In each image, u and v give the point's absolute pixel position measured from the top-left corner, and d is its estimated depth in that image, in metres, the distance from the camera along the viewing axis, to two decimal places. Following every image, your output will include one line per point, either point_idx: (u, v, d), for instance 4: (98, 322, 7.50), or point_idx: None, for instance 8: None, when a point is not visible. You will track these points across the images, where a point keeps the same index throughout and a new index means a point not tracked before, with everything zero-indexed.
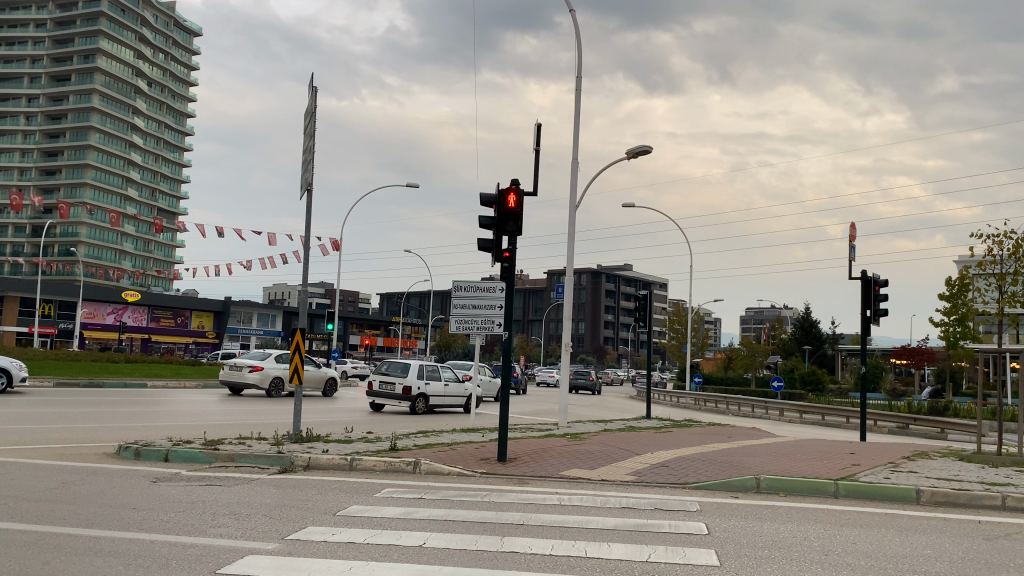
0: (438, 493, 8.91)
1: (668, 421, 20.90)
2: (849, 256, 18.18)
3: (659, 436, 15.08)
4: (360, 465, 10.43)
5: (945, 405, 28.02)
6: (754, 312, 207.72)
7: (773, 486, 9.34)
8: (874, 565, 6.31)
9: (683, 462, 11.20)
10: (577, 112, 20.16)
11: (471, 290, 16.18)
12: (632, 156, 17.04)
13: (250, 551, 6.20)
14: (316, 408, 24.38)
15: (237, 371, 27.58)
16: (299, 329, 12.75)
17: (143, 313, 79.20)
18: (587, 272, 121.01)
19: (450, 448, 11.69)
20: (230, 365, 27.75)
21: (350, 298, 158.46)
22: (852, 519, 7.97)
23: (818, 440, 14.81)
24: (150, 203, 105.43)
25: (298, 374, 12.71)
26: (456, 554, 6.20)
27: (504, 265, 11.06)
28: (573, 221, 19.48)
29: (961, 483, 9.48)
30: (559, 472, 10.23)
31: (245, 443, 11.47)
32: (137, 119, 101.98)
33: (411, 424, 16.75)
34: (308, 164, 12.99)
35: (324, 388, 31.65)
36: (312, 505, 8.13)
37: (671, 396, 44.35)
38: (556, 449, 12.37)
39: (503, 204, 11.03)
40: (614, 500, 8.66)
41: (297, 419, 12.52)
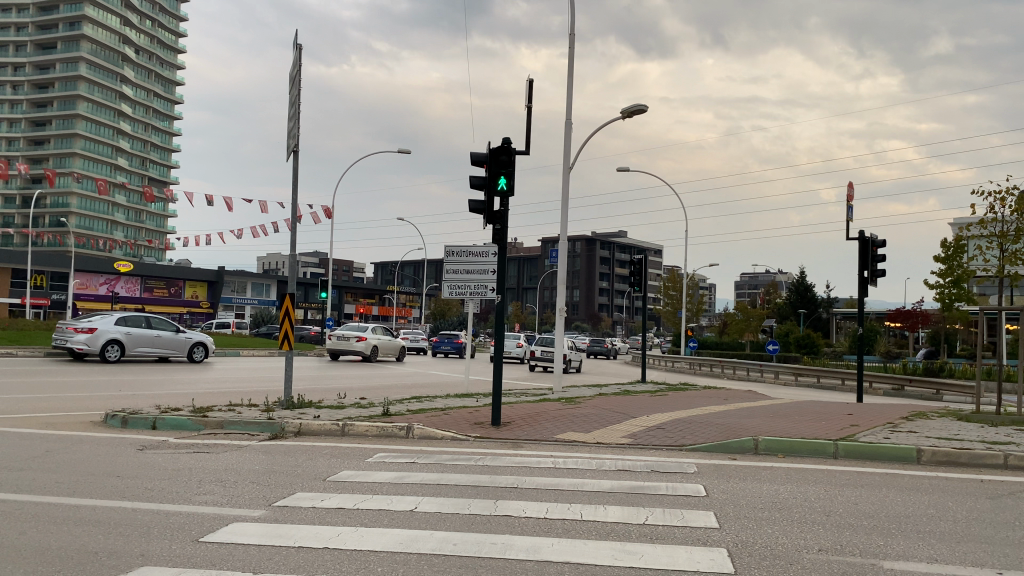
0: (431, 457, 8.75)
1: (664, 385, 20.74)
2: (848, 216, 17.88)
3: (655, 399, 15.04)
4: (353, 431, 10.23)
5: (941, 366, 28.11)
6: (748, 278, 207.29)
7: (771, 447, 9.18)
8: (877, 526, 6.14)
9: (680, 425, 11.03)
10: (570, 73, 19.79)
11: (463, 255, 15.93)
12: (626, 115, 16.66)
13: (236, 518, 6.04)
14: (310, 374, 24.44)
15: (345, 341, 34.13)
16: (289, 295, 12.45)
17: (136, 283, 78.79)
18: (581, 240, 121.08)
19: (444, 412, 11.49)
20: (338, 336, 34.14)
21: (344, 268, 157.96)
22: (853, 480, 7.83)
23: (815, 402, 14.72)
24: (141, 172, 104.52)
25: (288, 340, 12.41)
26: (449, 519, 6.01)
27: (497, 226, 10.78)
28: (568, 182, 19.23)
29: (963, 442, 9.33)
30: (554, 435, 10.06)
31: (235, 410, 11.26)
32: (125, 87, 100.85)
33: (404, 390, 16.63)
34: (293, 125, 12.62)
35: (398, 355, 36.26)
36: (301, 470, 7.98)
37: (666, 361, 44.44)
38: (551, 412, 12.22)
39: (494, 162, 10.73)
40: (609, 462, 8.50)
41: (288, 386, 12.28)
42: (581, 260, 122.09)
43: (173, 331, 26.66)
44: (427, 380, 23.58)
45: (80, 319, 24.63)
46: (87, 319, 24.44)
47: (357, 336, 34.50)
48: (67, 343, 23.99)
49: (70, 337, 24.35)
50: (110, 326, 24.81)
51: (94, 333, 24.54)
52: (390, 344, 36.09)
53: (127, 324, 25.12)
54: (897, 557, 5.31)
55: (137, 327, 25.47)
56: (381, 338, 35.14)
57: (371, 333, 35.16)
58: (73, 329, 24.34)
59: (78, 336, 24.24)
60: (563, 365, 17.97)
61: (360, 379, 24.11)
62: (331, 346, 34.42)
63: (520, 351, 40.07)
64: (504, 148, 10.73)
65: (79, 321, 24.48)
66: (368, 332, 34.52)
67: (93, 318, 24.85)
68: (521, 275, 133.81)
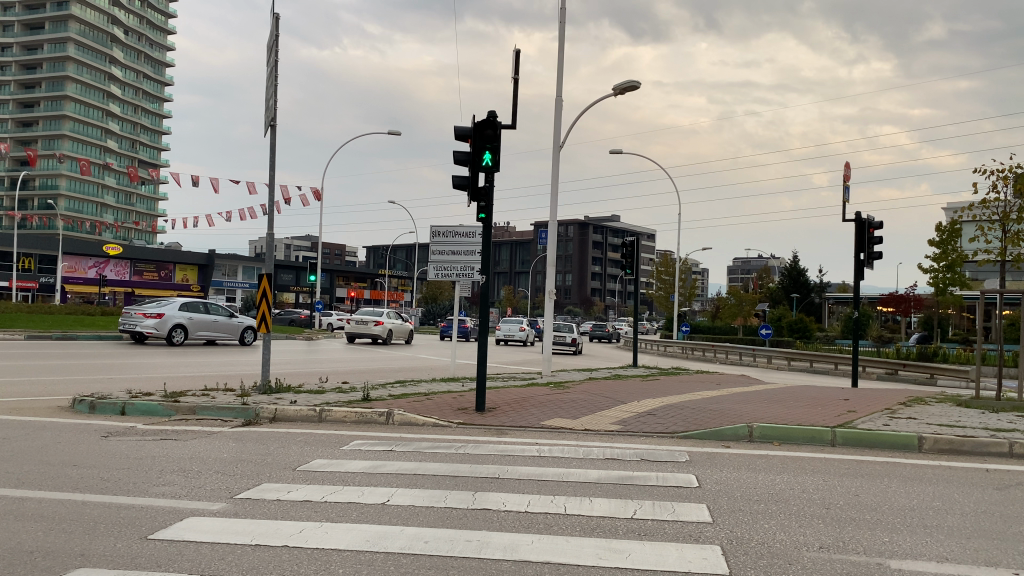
0: (411, 445, 8.32)
1: (655, 370, 20.38)
2: (843, 197, 17.46)
3: (645, 384, 14.62)
4: (330, 417, 9.80)
5: (936, 350, 27.81)
6: (741, 263, 207.51)
7: (767, 434, 8.79)
8: (880, 520, 5.76)
9: (671, 410, 10.63)
10: (561, 50, 19.27)
11: (449, 234, 15.47)
12: (619, 92, 16.16)
13: (193, 512, 5.63)
14: (296, 358, 24.08)
15: (363, 325, 35.50)
16: (266, 275, 11.96)
17: (126, 266, 77.96)
18: (574, 224, 120.73)
19: (426, 398, 11.05)
20: (357, 320, 35.48)
21: (336, 252, 157.06)
22: (850, 469, 7.47)
23: (809, 388, 14.36)
24: (131, 154, 103.61)
25: (266, 322, 11.92)
26: (423, 513, 5.59)
27: (481, 203, 10.32)
28: (558, 161, 18.76)
29: (965, 429, 8.93)
30: (540, 421, 9.65)
31: (209, 395, 10.81)
32: (114, 68, 99.80)
33: (388, 375, 16.25)
34: (271, 98, 12.09)
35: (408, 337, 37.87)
36: (270, 459, 7.57)
37: (658, 345, 44.09)
38: (538, 398, 11.82)
39: (478, 136, 10.25)
40: (596, 450, 8.11)
41: (265, 369, 11.83)
42: (574, 245, 121.60)
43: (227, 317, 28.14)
44: (413, 364, 23.19)
45: (147, 305, 25.84)
46: (156, 305, 25.73)
47: (374, 320, 35.76)
48: (138, 327, 25.23)
49: (139, 321, 25.58)
50: (175, 311, 26.21)
51: (160, 318, 25.89)
52: (400, 328, 37.42)
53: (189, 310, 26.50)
54: (902, 555, 4.92)
55: (197, 312, 26.93)
56: (395, 321, 36.60)
57: (388, 316, 36.66)
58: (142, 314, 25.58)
59: (148, 321, 25.49)
60: (554, 348, 17.59)
61: (345, 362, 23.86)
62: (349, 330, 35.64)
63: (523, 334, 41.27)
64: (490, 121, 10.25)
65: (147, 307, 25.73)
66: (385, 316, 35.85)
67: (158, 304, 26.13)
68: (513, 259, 133.20)
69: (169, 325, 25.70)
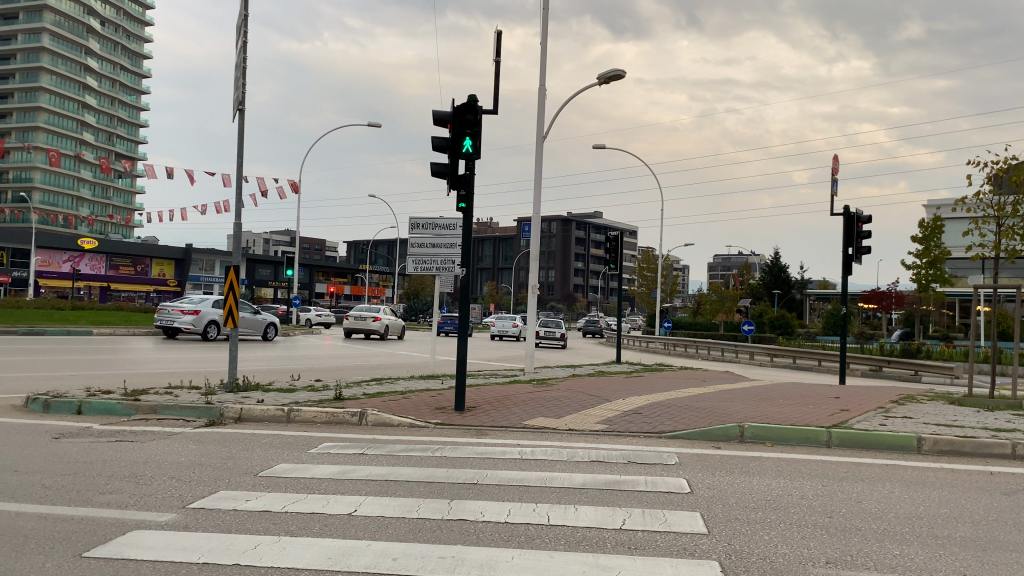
0: (383, 448, 7.81)
1: (639, 366, 20.00)
2: (831, 189, 17.09)
3: (630, 381, 14.19)
4: (299, 417, 9.27)
5: (919, 347, 27.67)
6: (722, 260, 208.47)
7: (759, 434, 8.36)
8: (888, 530, 5.33)
9: (658, 409, 10.18)
10: (545, 38, 18.79)
11: (429, 227, 14.93)
12: (603, 81, 15.68)
13: (138, 524, 5.11)
14: (271, 355, 23.51)
15: (363, 320, 36.15)
16: (235, 266, 11.40)
17: (101, 261, 76.60)
18: (557, 220, 120.42)
19: (403, 396, 10.55)
20: (356, 316, 36.09)
21: (316, 247, 155.76)
22: (849, 474, 7.04)
23: (796, 385, 14.02)
24: (108, 147, 102.02)
25: (233, 317, 11.34)
26: (393, 525, 5.10)
27: (461, 192, 9.81)
28: (542, 151, 18.29)
29: (965, 430, 8.55)
30: (522, 421, 9.15)
31: (171, 393, 10.25)
32: (90, 60, 98.14)
33: (364, 371, 15.77)
34: (239, 83, 11.51)
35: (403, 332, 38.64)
36: (232, 463, 7.03)
37: (641, 341, 43.84)
38: (520, 396, 11.35)
39: (458, 120, 9.74)
40: (581, 452, 7.63)
41: (232, 367, 11.28)
42: (557, 241, 121.20)
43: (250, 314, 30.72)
44: (393, 360, 22.69)
45: (183, 303, 27.45)
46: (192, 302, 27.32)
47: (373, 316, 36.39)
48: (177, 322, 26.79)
49: (177, 317, 27.17)
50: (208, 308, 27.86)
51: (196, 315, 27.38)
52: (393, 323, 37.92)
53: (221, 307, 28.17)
54: (914, 571, 4.51)
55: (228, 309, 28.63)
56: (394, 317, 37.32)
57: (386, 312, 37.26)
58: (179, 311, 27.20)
59: (185, 317, 27.06)
60: (535, 344, 17.15)
61: (322, 358, 23.40)
62: (348, 325, 36.19)
63: (515, 330, 41.13)
64: (470, 106, 9.75)
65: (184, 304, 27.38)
66: (384, 311, 36.40)
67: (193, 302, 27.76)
68: (496, 254, 132.53)
69: (205, 321, 27.33)
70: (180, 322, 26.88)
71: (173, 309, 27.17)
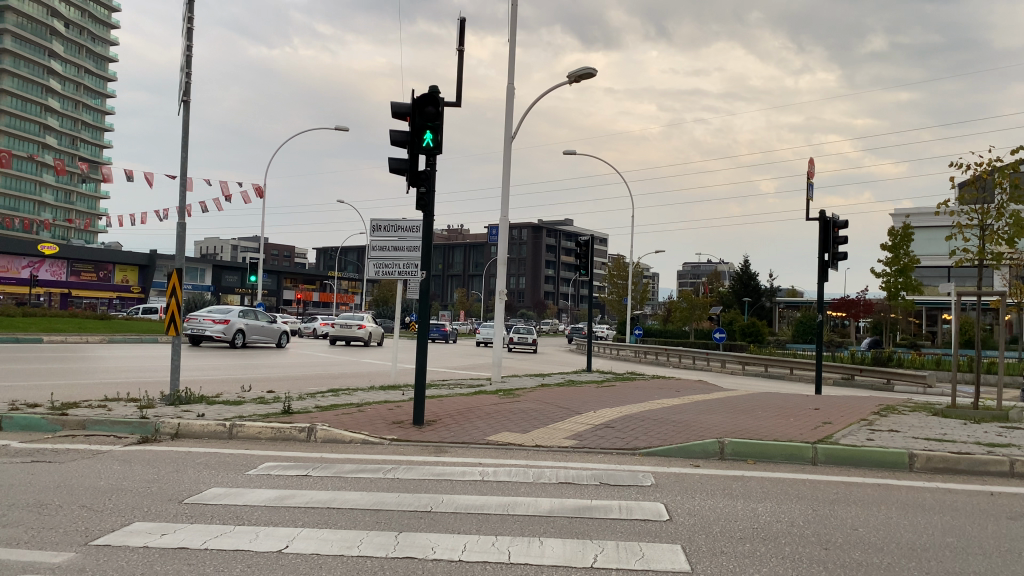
0: (331, 469, 7.08)
1: (609, 375, 19.37)
2: (804, 192, 16.61)
3: (600, 392, 13.52)
4: (242, 433, 8.49)
5: (890, 355, 27.46)
6: (691, 267, 209.87)
7: (740, 451, 7.75)
8: (895, 567, 4.71)
9: (631, 422, 9.54)
10: (513, 38, 18.18)
11: (392, 229, 14.19)
12: (574, 79, 15.07)
13: (27, 568, 4.31)
14: (226, 364, 22.50)
15: (348, 328, 36.16)
16: (177, 270, 10.59)
17: (62, 266, 74.53)
18: (528, 227, 120.02)
19: (358, 410, 9.79)
20: (341, 324, 36.08)
21: (284, 253, 153.38)
22: (841, 496, 6.43)
23: (771, 395, 13.48)
24: (71, 151, 99.84)
25: (175, 324, 10.53)
26: (330, 566, 4.38)
27: (421, 189, 9.11)
28: (510, 152, 17.66)
29: (957, 445, 8.00)
30: (485, 436, 8.44)
31: (104, 407, 9.40)
32: (53, 62, 96.01)
33: (320, 381, 14.98)
34: (185, 73, 10.75)
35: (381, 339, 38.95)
36: (156, 489, 6.24)
37: (611, 348, 43.36)
38: (485, 407, 10.68)
39: (417, 111, 9.04)
40: (548, 473, 6.95)
41: (174, 377, 10.42)
42: (527, 248, 120.76)
43: (266, 322, 31.78)
44: (356, 368, 21.88)
45: (214, 313, 29.86)
46: (221, 313, 29.66)
47: (358, 324, 36.39)
48: (207, 331, 29.05)
49: (208, 326, 29.51)
50: (234, 318, 30.27)
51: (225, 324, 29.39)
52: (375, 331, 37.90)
53: (246, 316, 30.61)
54: None
55: (252, 319, 31.06)
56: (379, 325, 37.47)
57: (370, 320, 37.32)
58: (209, 321, 29.48)
59: (215, 326, 29.42)
60: (502, 353, 16.44)
61: (279, 367, 22.64)
62: (334, 333, 36.13)
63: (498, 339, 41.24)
64: (431, 97, 9.06)
65: (215, 314, 29.77)
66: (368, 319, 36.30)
67: (221, 312, 30.14)
68: (466, 261, 131.58)
69: (233, 329, 29.74)
70: (211, 331, 29.14)
71: (204, 318, 29.47)
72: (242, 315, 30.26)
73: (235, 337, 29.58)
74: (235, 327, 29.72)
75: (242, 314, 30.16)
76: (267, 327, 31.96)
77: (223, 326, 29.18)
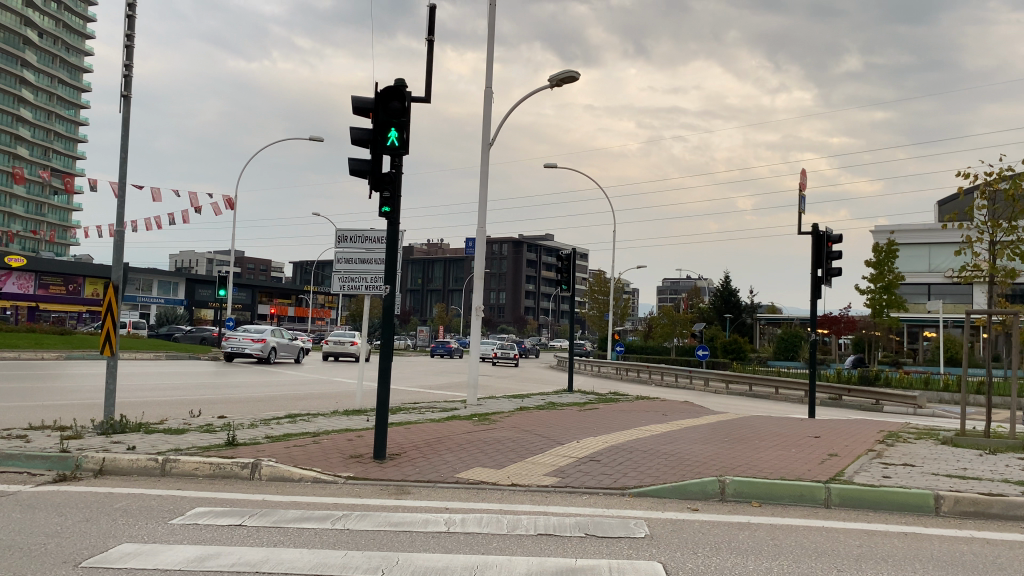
0: (270, 517, 6.05)
1: (591, 395, 18.34)
2: (796, 203, 15.77)
3: (581, 416, 12.54)
4: (176, 470, 7.43)
5: (878, 374, 26.75)
6: (671, 283, 210.36)
7: (743, 492, 6.83)
8: None
9: (617, 454, 8.58)
10: (491, 43, 17.33)
11: (358, 241, 13.17)
12: (556, 83, 14.21)
13: None
14: (185, 383, 21.28)
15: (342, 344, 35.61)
16: (114, 284, 9.54)
17: (30, 279, 72.44)
18: (508, 242, 119.38)
19: (313, 441, 8.74)
20: (335, 340, 35.54)
21: (261, 267, 151.26)
22: (868, 551, 5.48)
23: (764, 420, 12.65)
24: (42, 163, 97.80)
25: (111, 343, 9.46)
26: None
27: (385, 193, 8.14)
28: (488, 161, 16.77)
29: (983, 484, 7.13)
30: (454, 474, 7.45)
31: (22, 438, 8.31)
32: (26, 72, 94.02)
33: (277, 404, 13.84)
34: (126, 67, 9.75)
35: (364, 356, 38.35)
36: (51, 546, 5.19)
37: (592, 365, 42.51)
38: (454, 437, 9.67)
39: (382, 105, 8.09)
40: (527, 522, 5.96)
41: (108, 402, 9.33)
42: (508, 262, 120.04)
43: (288, 339, 33.75)
44: (324, 388, 20.75)
45: (250, 332, 32.08)
46: (258, 331, 31.72)
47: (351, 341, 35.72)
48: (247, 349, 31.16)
49: (246, 344, 31.55)
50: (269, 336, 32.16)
51: (262, 342, 31.46)
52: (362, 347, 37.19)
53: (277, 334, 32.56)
54: None
55: (280, 337, 33.08)
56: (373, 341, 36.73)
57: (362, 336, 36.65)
58: (247, 338, 31.51)
59: (253, 344, 31.68)
60: (478, 374, 15.47)
61: (239, 385, 21.52)
62: (326, 349, 35.50)
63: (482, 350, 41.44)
64: (396, 91, 8.11)
65: (252, 333, 31.87)
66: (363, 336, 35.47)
67: (256, 330, 32.15)
68: (446, 276, 130.40)
69: (268, 348, 31.80)
70: (250, 348, 31.35)
71: (243, 336, 31.61)
72: (275, 333, 32.38)
73: (270, 355, 31.83)
74: (269, 346, 31.97)
75: (273, 334, 32.48)
76: (289, 344, 33.73)
77: (261, 345, 31.44)
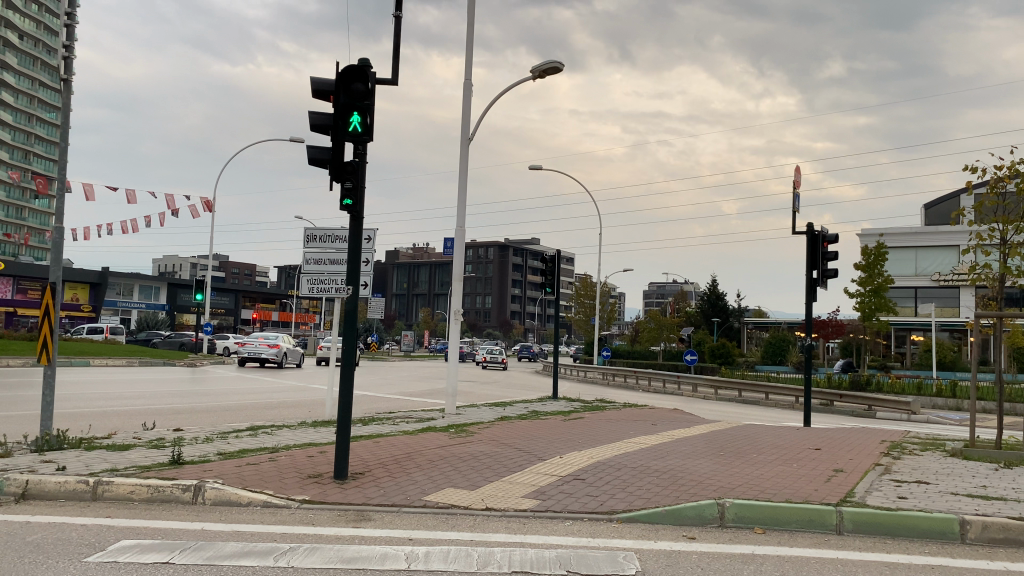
0: (206, 551, 5.25)
1: (577, 403, 17.52)
2: (790, 203, 15.08)
3: (564, 427, 11.76)
4: (110, 493, 6.62)
5: (869, 379, 26.12)
6: (657, 288, 210.31)
7: (743, 516, 6.11)
8: None
9: (604, 471, 7.82)
10: (470, 36, 16.59)
11: (326, 240, 12.36)
12: (539, 74, 13.47)
13: None
14: (152, 392, 20.36)
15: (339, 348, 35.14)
16: (51, 286, 8.75)
17: (7, 283, 70.79)
18: (494, 246, 118.69)
19: (268, 458, 7.92)
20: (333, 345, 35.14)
21: (244, 272, 149.90)
22: None
23: (761, 429, 11.95)
24: (21, 166, 96.19)
25: (48, 350, 8.64)
26: None
27: (346, 184, 7.37)
28: (467, 157, 16.00)
29: (1010, 506, 6.41)
30: (421, 496, 6.68)
31: None
32: (5, 74, 92.45)
33: (240, 415, 12.94)
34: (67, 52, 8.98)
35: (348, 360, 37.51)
36: None
37: (578, 370, 41.84)
38: (426, 451, 8.86)
39: (343, 86, 7.32)
40: (502, 556, 5.17)
41: (45, 415, 8.48)
42: (493, 267, 119.25)
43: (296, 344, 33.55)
44: (298, 395, 19.84)
45: (265, 338, 31.99)
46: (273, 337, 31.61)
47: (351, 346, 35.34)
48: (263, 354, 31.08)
49: (262, 349, 31.49)
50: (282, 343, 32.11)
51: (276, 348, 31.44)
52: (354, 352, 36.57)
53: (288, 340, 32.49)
54: None
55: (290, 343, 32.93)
56: None
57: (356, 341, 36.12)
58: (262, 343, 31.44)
59: (268, 349, 31.61)
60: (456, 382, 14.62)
61: (213, 392, 20.63)
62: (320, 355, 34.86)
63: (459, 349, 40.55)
64: (359, 70, 7.35)
65: (267, 338, 31.79)
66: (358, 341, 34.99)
67: (270, 336, 32.07)
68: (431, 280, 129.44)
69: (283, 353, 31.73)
70: (265, 353, 31.25)
71: (258, 342, 31.53)
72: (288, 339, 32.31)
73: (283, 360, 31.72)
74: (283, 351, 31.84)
75: (287, 340, 32.29)
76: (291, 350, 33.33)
77: (276, 350, 31.35)
